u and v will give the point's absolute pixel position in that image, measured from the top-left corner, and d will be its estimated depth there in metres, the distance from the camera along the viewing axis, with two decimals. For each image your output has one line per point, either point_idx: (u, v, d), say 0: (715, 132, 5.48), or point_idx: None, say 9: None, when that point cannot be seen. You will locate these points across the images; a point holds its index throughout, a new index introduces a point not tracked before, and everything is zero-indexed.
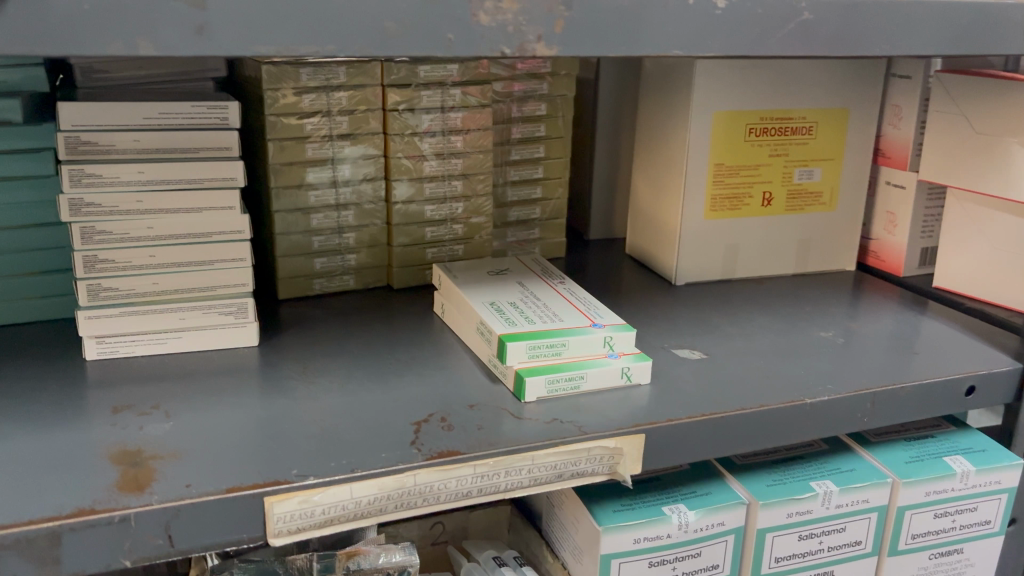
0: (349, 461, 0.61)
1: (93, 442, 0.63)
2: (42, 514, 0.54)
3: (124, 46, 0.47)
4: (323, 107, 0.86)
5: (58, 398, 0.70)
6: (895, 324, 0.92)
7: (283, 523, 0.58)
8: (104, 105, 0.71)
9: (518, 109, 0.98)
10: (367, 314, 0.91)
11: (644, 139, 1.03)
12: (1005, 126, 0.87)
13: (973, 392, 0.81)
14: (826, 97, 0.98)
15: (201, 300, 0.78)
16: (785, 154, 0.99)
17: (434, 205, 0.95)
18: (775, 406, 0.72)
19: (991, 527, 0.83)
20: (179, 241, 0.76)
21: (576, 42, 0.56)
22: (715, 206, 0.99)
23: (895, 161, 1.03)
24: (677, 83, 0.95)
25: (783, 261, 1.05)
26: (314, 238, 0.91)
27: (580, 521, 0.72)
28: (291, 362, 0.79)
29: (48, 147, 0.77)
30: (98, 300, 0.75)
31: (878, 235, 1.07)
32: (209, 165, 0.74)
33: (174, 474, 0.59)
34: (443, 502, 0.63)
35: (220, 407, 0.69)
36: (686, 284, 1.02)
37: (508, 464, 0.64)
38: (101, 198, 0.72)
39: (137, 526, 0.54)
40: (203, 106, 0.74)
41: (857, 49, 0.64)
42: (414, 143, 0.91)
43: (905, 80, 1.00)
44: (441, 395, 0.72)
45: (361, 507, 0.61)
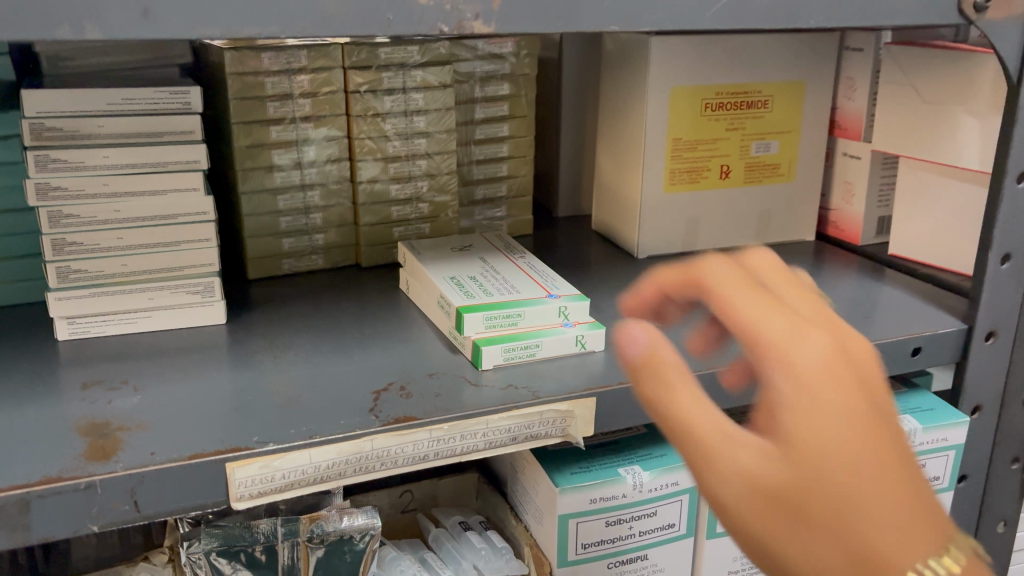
0: (308, 429, 0.64)
1: (62, 416, 0.65)
2: (12, 483, 0.56)
3: (73, 30, 0.48)
4: (285, 90, 0.88)
5: (30, 376, 0.72)
6: (849, 290, 0.95)
7: (245, 488, 0.61)
8: (67, 92, 0.73)
9: (480, 88, 1.00)
10: (335, 292, 0.93)
11: (605, 116, 1.06)
12: (952, 95, 0.90)
13: (920, 352, 0.83)
14: (781, 71, 1.00)
15: (170, 280, 0.81)
16: (742, 128, 1.02)
17: (399, 185, 0.97)
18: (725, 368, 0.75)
19: (940, 483, 0.86)
20: (145, 223, 0.78)
21: (514, 20, 0.58)
22: (674, 179, 1.01)
23: (851, 133, 1.05)
24: (634, 61, 0.97)
25: (743, 233, 1.08)
26: (281, 219, 0.94)
27: (540, 484, 0.75)
28: (258, 338, 0.81)
29: (15, 134, 0.79)
30: (67, 282, 0.77)
31: (836, 205, 1.10)
32: (172, 149, 0.76)
33: (140, 443, 0.61)
34: (400, 465, 0.66)
35: (188, 381, 0.72)
36: (649, 256, 1.04)
37: (462, 428, 0.67)
38: (67, 182, 0.74)
39: (104, 492, 0.57)
40: (166, 91, 0.76)
41: (793, 21, 0.66)
42: (377, 124, 0.93)
43: (858, 53, 1.03)
44: (402, 366, 0.75)
45: (320, 472, 0.63)
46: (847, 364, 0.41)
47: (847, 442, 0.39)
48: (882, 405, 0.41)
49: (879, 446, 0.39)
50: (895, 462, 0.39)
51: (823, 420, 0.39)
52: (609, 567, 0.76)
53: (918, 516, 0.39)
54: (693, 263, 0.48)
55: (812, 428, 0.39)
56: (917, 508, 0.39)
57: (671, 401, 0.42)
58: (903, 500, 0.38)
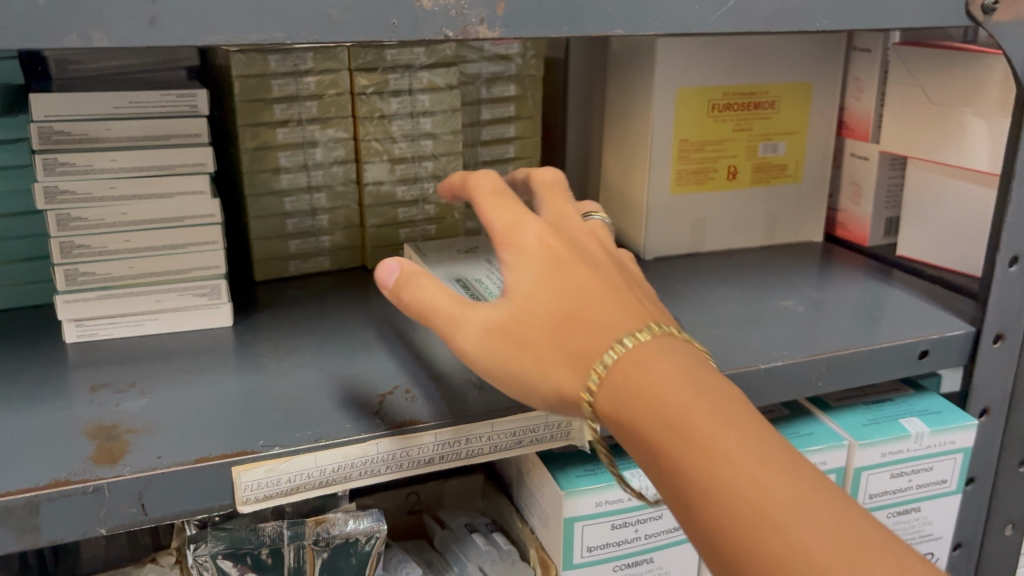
0: (314, 432, 0.64)
1: (70, 419, 0.66)
2: (21, 485, 0.56)
3: (79, 38, 0.49)
4: (292, 92, 0.88)
5: (38, 378, 0.73)
6: (857, 292, 0.94)
7: (250, 491, 0.61)
8: (74, 96, 0.73)
9: (487, 90, 1.00)
10: (341, 293, 0.93)
11: (612, 116, 1.05)
12: (961, 96, 0.89)
13: (927, 355, 0.83)
14: (788, 72, 1.00)
15: (177, 283, 0.81)
16: (749, 129, 1.01)
17: (405, 186, 0.97)
18: (731, 371, 0.75)
19: (948, 486, 0.86)
20: (152, 226, 0.78)
21: (519, 24, 0.58)
22: (680, 180, 1.01)
23: (859, 133, 1.05)
24: (640, 62, 0.97)
25: (750, 234, 1.07)
26: (287, 221, 0.94)
27: (545, 487, 0.75)
28: (264, 341, 0.81)
29: (24, 138, 0.79)
30: (75, 285, 0.78)
31: (844, 206, 1.10)
32: (178, 152, 0.76)
33: (147, 446, 0.62)
34: (405, 469, 0.66)
35: (195, 384, 0.72)
36: (656, 258, 1.04)
37: (468, 431, 0.67)
38: (75, 186, 0.74)
39: (111, 495, 0.57)
40: (172, 95, 0.76)
41: (799, 23, 0.66)
42: (383, 126, 0.93)
43: (866, 54, 1.02)
44: (407, 368, 0.75)
45: (326, 475, 0.63)
46: (557, 236, 0.56)
47: (548, 280, 0.54)
48: (590, 258, 0.56)
49: (584, 286, 0.53)
50: (602, 278, 0.54)
51: (532, 280, 0.54)
52: (615, 570, 0.76)
53: (621, 304, 0.53)
54: (467, 178, 0.62)
55: (527, 281, 0.54)
56: (614, 291, 0.54)
57: (424, 302, 0.56)
58: (599, 295, 0.53)
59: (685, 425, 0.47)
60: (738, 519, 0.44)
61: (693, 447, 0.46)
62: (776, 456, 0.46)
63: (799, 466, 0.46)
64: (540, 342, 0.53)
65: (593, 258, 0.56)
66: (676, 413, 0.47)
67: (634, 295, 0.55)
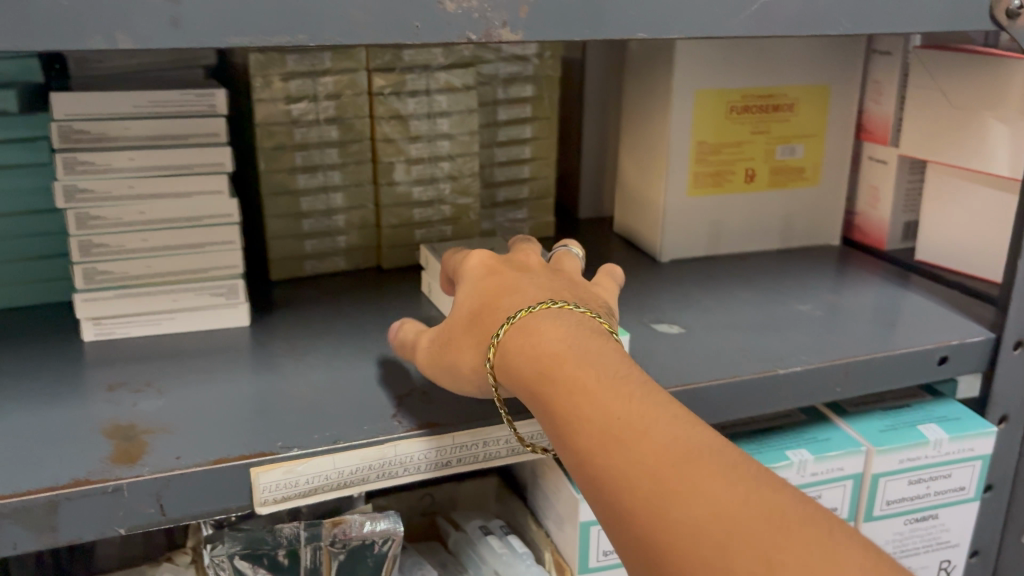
0: (331, 433, 0.64)
1: (88, 418, 0.66)
2: (41, 484, 0.56)
3: (103, 39, 0.49)
4: (310, 92, 0.88)
5: (56, 376, 0.73)
6: (875, 297, 0.94)
7: (269, 492, 0.61)
8: (94, 95, 0.73)
9: (504, 90, 1.00)
10: (357, 294, 0.93)
11: (629, 118, 1.05)
12: (983, 101, 0.88)
13: (947, 361, 0.82)
14: (807, 74, 0.99)
15: (194, 282, 0.81)
16: (767, 131, 1.01)
17: (421, 187, 0.97)
18: (748, 376, 0.74)
19: (966, 494, 0.86)
20: (169, 225, 0.78)
21: (541, 27, 0.57)
22: (697, 183, 1.00)
23: (877, 137, 1.04)
24: (658, 64, 0.97)
25: (766, 237, 1.07)
26: (303, 221, 0.94)
27: (561, 490, 0.75)
28: (281, 341, 0.81)
29: (43, 136, 0.79)
30: (93, 283, 0.78)
31: (862, 210, 1.09)
32: (196, 151, 0.76)
33: (165, 447, 0.62)
34: (423, 471, 0.66)
35: (212, 384, 0.72)
36: (671, 260, 1.04)
37: (485, 435, 0.67)
38: (94, 184, 0.75)
39: (130, 495, 0.57)
40: (191, 94, 0.76)
41: (822, 27, 0.65)
42: (400, 126, 0.93)
43: (885, 56, 1.01)
44: (424, 370, 0.75)
45: (344, 477, 0.63)
46: (496, 258, 0.68)
47: (472, 293, 0.65)
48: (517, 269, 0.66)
49: (504, 282, 0.64)
50: (529, 278, 0.64)
51: (463, 288, 0.66)
52: None
53: (538, 285, 0.63)
54: None
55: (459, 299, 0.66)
56: (536, 280, 0.64)
57: (408, 339, 0.70)
58: (515, 285, 0.63)
59: (557, 371, 0.55)
60: (596, 439, 0.51)
61: (564, 389, 0.54)
62: (634, 391, 0.53)
63: (658, 399, 0.52)
64: (468, 333, 0.63)
65: (527, 265, 0.67)
66: (547, 363, 0.56)
67: (551, 282, 0.64)
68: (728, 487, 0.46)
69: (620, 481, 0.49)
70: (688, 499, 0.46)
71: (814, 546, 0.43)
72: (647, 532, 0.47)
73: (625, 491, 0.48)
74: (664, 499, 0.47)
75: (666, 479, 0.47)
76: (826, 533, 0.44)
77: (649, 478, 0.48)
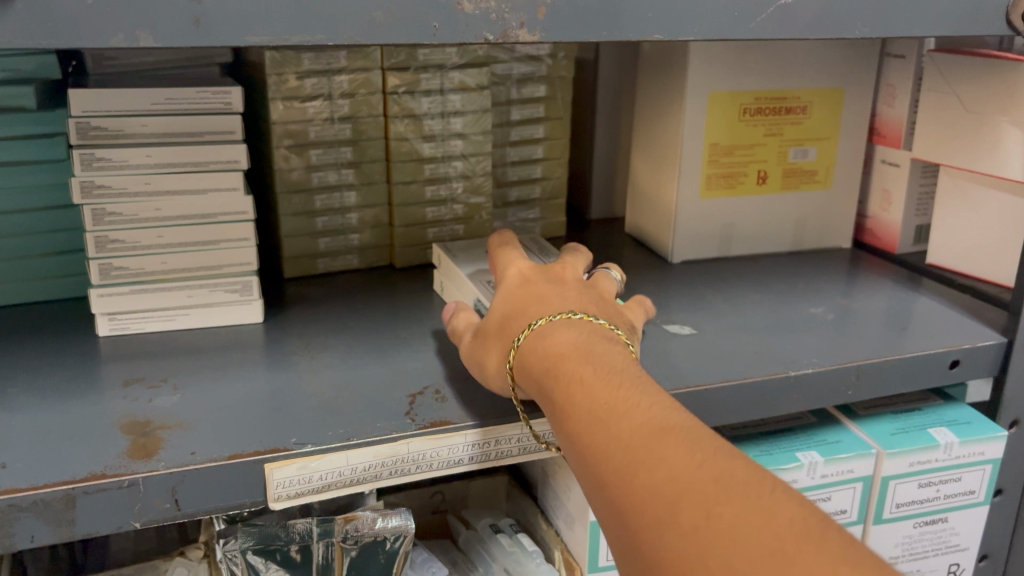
0: (345, 430, 0.65)
1: (103, 413, 0.67)
2: (59, 478, 0.57)
3: (126, 38, 0.49)
4: (325, 91, 0.88)
5: (72, 371, 0.73)
6: (887, 300, 0.94)
7: (283, 488, 0.61)
8: (113, 92, 0.73)
9: (517, 90, 1.00)
10: (370, 292, 0.94)
11: (641, 119, 1.05)
12: (997, 105, 0.88)
13: (958, 365, 0.82)
14: (821, 77, 0.99)
15: (208, 279, 0.81)
16: (780, 134, 1.01)
17: (434, 186, 0.97)
18: (759, 378, 0.75)
19: (975, 497, 0.86)
20: (185, 221, 0.79)
21: (558, 28, 0.58)
22: (710, 184, 1.01)
23: (891, 140, 1.04)
24: (672, 65, 0.97)
25: (778, 239, 1.07)
26: (317, 219, 0.94)
27: (572, 490, 0.75)
28: (294, 338, 0.82)
29: (61, 132, 0.80)
30: (109, 279, 0.78)
31: (873, 213, 1.09)
32: (213, 149, 0.77)
33: (181, 442, 0.62)
34: (435, 469, 0.66)
35: (227, 380, 0.73)
36: (682, 261, 1.04)
37: (497, 433, 0.67)
38: (111, 181, 0.75)
39: (146, 490, 0.58)
40: (208, 91, 0.76)
41: (838, 31, 0.65)
42: (414, 125, 0.94)
43: (899, 59, 1.01)
44: (437, 369, 0.75)
45: (357, 474, 0.64)
46: (534, 266, 0.70)
47: (504, 293, 0.67)
48: (554, 280, 0.68)
49: (534, 289, 0.66)
50: (559, 290, 0.66)
51: (498, 289, 0.68)
52: None
53: (566, 299, 0.65)
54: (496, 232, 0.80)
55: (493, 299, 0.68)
56: (565, 293, 0.66)
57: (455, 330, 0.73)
58: (544, 295, 0.65)
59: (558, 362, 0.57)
60: (582, 418, 0.52)
61: (561, 377, 0.56)
62: (624, 379, 0.54)
63: (646, 385, 0.53)
64: (495, 334, 0.65)
65: (561, 278, 0.69)
66: (553, 358, 0.58)
67: (585, 299, 0.66)
68: (687, 453, 0.46)
69: (596, 451, 0.50)
70: (649, 463, 0.47)
71: (754, 508, 0.42)
72: (614, 498, 0.48)
73: (600, 462, 0.50)
74: (629, 467, 0.48)
75: (635, 449, 0.48)
76: (766, 494, 0.43)
77: (620, 449, 0.49)
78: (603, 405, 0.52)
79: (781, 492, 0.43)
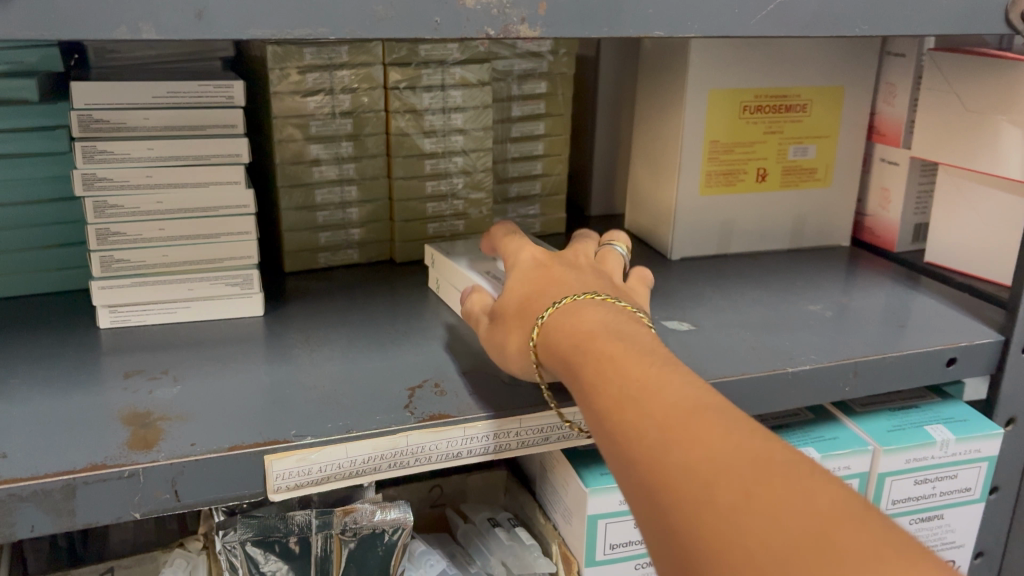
0: (344, 423, 0.65)
1: (104, 404, 0.67)
2: (60, 468, 0.57)
3: (129, 30, 0.50)
4: (326, 86, 0.89)
5: (73, 363, 0.74)
6: (885, 298, 0.94)
7: (282, 479, 0.62)
8: (116, 85, 0.74)
9: (518, 86, 1.01)
10: (370, 286, 0.94)
11: (642, 116, 1.05)
12: (996, 105, 0.89)
13: (955, 363, 0.83)
14: (821, 75, 1.00)
15: (209, 272, 0.82)
16: (780, 131, 1.01)
17: (434, 181, 0.98)
18: (757, 374, 0.75)
19: (971, 494, 0.86)
20: (186, 215, 0.79)
21: (559, 24, 0.58)
22: (709, 181, 1.01)
23: (890, 138, 1.05)
24: (672, 62, 0.97)
25: (777, 236, 1.07)
26: (318, 213, 0.94)
27: (570, 484, 0.75)
28: (294, 331, 0.82)
29: (63, 125, 0.80)
30: (110, 272, 0.79)
31: (872, 212, 1.09)
32: (214, 143, 0.77)
33: (181, 433, 0.63)
34: (434, 462, 0.67)
35: (227, 373, 0.73)
36: (682, 258, 1.04)
37: (496, 427, 0.67)
38: (112, 173, 0.75)
39: (146, 481, 0.58)
40: (210, 85, 0.77)
41: (838, 28, 0.65)
42: (415, 121, 0.94)
43: (899, 58, 1.02)
44: (437, 363, 0.76)
45: (356, 466, 0.64)
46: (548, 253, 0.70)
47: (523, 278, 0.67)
48: (570, 265, 0.68)
49: (556, 276, 0.66)
50: (578, 274, 0.66)
51: (518, 275, 0.68)
52: (637, 568, 0.77)
53: (584, 281, 0.65)
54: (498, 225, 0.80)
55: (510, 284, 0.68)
56: (582, 276, 0.66)
57: (472, 316, 0.72)
58: (562, 280, 0.65)
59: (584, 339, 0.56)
60: (610, 393, 0.50)
61: (591, 355, 0.54)
62: (657, 358, 0.52)
63: (679, 365, 0.51)
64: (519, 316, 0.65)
65: (577, 264, 0.69)
66: (583, 336, 0.56)
67: (602, 282, 0.66)
68: (722, 429, 0.44)
69: (622, 427, 0.48)
70: (679, 438, 0.44)
71: (794, 487, 0.40)
72: (640, 474, 0.45)
73: (620, 429, 0.47)
74: (659, 440, 0.45)
75: (662, 421, 0.46)
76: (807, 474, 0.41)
77: (653, 428, 0.46)
78: (634, 381, 0.50)
79: (822, 473, 0.41)
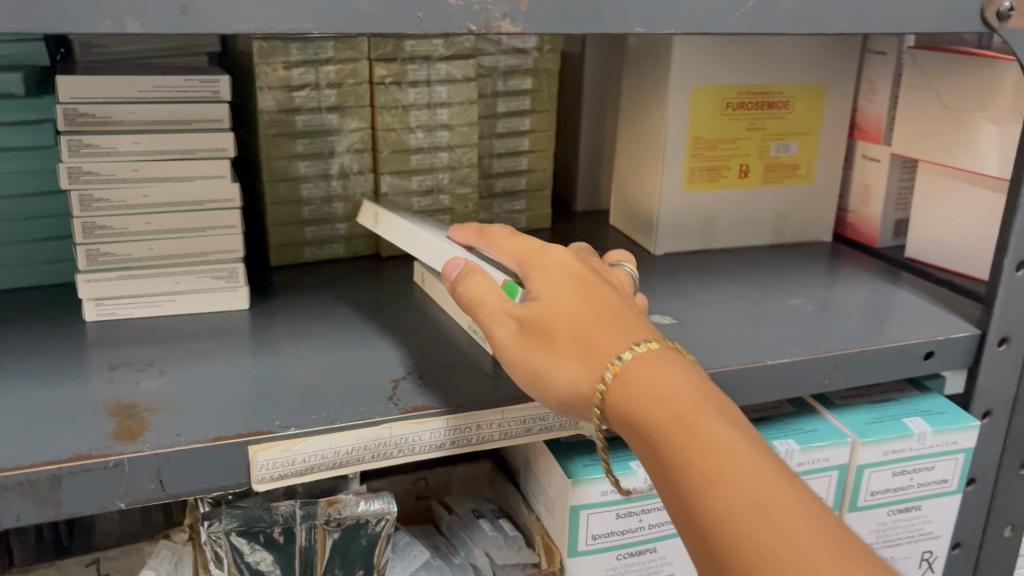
0: (328, 414, 0.66)
1: (89, 396, 0.67)
2: (45, 458, 0.58)
3: (113, 24, 0.50)
4: (312, 81, 0.89)
5: (59, 355, 0.74)
6: (865, 292, 0.95)
7: (266, 470, 0.62)
8: (100, 79, 0.74)
9: (503, 82, 1.01)
10: (356, 280, 0.95)
11: (626, 112, 1.06)
12: (974, 103, 0.90)
13: (933, 356, 0.84)
14: (803, 72, 1.01)
15: (194, 265, 0.82)
16: (762, 128, 1.02)
17: (420, 176, 0.98)
18: (737, 366, 0.76)
19: (948, 486, 0.87)
20: (172, 209, 0.79)
21: (541, 20, 0.59)
22: (693, 177, 1.02)
23: (871, 135, 1.06)
24: (656, 59, 0.98)
25: (759, 232, 1.09)
26: (303, 208, 0.95)
27: (552, 475, 0.76)
28: (279, 324, 0.83)
29: (48, 119, 0.81)
30: (95, 265, 0.79)
31: (854, 208, 1.10)
32: (199, 137, 0.78)
33: (166, 425, 0.63)
34: (417, 453, 0.67)
35: (212, 365, 0.74)
36: (665, 254, 1.05)
37: (478, 418, 0.68)
38: (98, 167, 0.76)
39: (131, 471, 0.59)
40: (195, 80, 0.77)
41: (817, 25, 0.66)
42: (401, 116, 0.95)
43: (881, 56, 1.03)
44: (421, 356, 0.76)
45: (340, 457, 0.65)
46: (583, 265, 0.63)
47: (569, 293, 0.60)
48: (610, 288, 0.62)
49: (611, 309, 0.59)
50: (625, 303, 0.60)
51: (563, 288, 0.60)
52: (619, 558, 0.78)
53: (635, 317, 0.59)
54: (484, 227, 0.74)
55: (550, 292, 0.60)
56: (629, 308, 0.60)
57: (474, 301, 0.63)
58: (617, 309, 0.59)
59: (670, 423, 0.51)
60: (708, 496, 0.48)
61: (688, 442, 0.50)
62: (750, 448, 0.49)
63: (772, 458, 0.49)
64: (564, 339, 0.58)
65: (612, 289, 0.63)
66: (669, 406, 0.52)
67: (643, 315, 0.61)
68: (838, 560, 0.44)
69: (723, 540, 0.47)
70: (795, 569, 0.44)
71: None
72: None
73: (706, 547, 0.47)
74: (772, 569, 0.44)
75: (767, 570, 0.44)
76: None
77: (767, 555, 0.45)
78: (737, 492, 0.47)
79: None
